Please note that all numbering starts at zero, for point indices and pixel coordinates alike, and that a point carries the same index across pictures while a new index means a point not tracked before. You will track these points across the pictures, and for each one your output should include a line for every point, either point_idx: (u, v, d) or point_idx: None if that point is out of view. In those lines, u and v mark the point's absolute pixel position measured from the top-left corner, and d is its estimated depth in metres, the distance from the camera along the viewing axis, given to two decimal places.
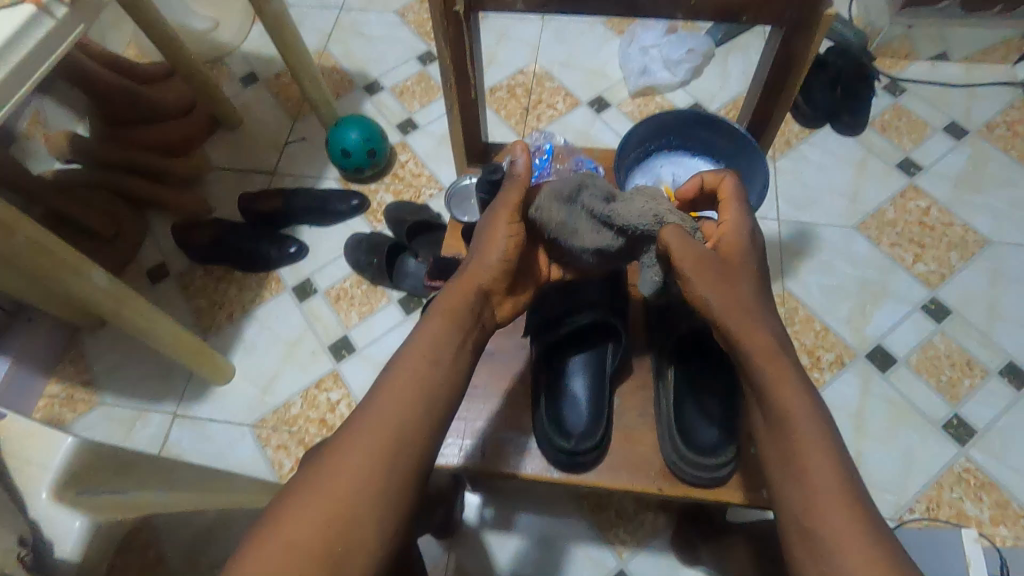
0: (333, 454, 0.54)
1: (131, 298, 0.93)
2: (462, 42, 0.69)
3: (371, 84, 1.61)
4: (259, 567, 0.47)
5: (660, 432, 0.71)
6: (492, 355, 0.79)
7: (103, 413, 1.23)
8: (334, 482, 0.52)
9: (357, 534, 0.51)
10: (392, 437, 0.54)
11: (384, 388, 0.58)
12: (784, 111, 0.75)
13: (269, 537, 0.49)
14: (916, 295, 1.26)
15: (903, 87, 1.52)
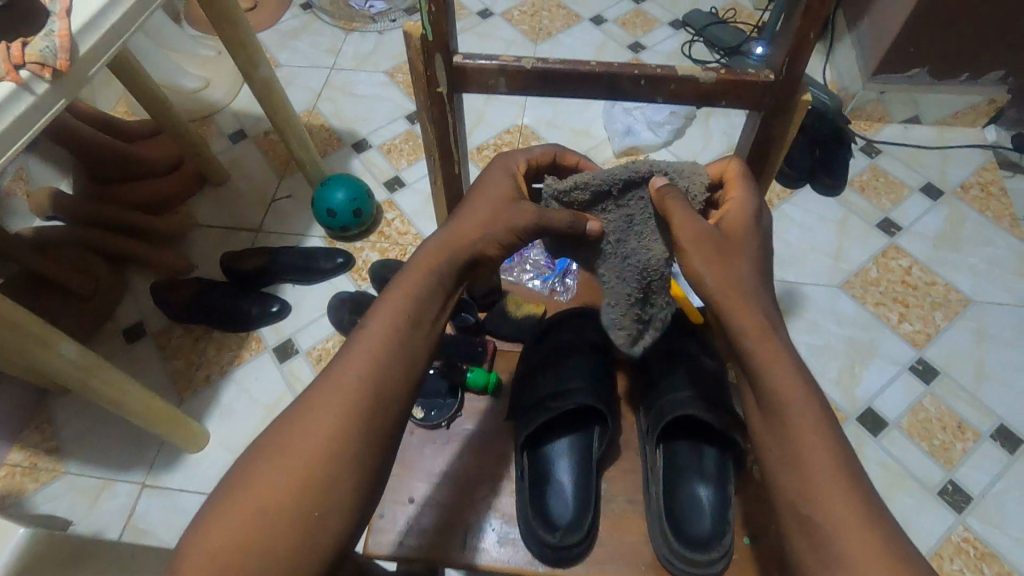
0: (298, 419, 0.54)
1: (99, 367, 0.89)
2: (446, 121, 0.69)
3: (359, 143, 1.63)
4: (224, 530, 0.49)
5: (649, 518, 0.68)
6: (473, 433, 0.75)
7: (67, 483, 1.17)
8: (299, 446, 0.53)
9: (325, 498, 0.51)
10: (355, 401, 0.54)
11: (347, 350, 0.57)
12: None
13: (236, 499, 0.50)
14: (904, 356, 1.25)
15: (878, 149, 1.56)
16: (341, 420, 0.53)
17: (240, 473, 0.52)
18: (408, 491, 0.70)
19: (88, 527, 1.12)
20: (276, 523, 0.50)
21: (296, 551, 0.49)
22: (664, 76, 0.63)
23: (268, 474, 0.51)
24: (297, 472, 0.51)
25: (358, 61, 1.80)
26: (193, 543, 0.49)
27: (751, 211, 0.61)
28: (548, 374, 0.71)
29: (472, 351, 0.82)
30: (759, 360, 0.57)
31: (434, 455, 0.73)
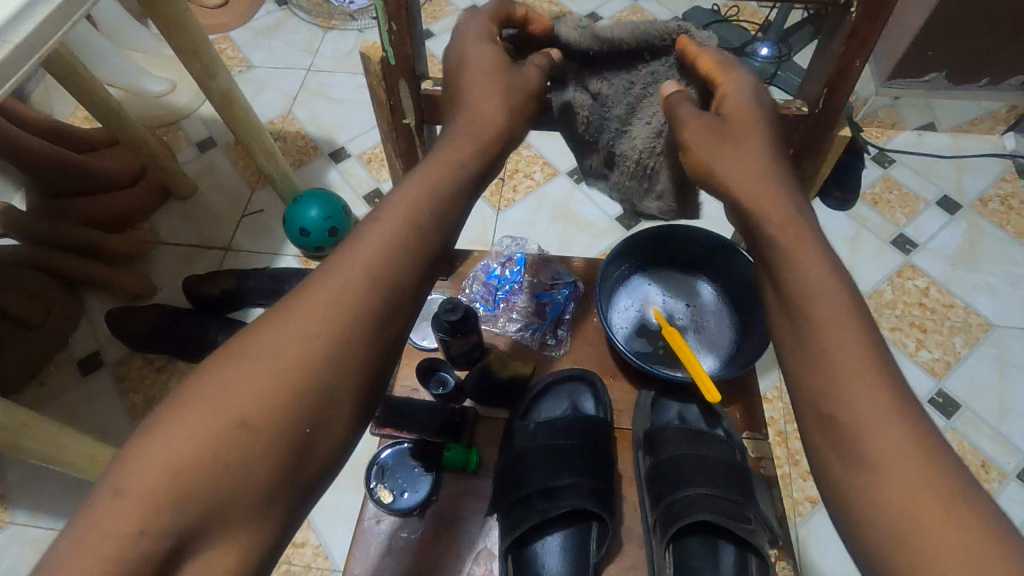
0: (285, 318, 0.45)
1: (28, 425, 0.79)
2: (415, 155, 0.60)
3: (337, 151, 1.52)
4: (191, 441, 0.39)
5: None
6: (450, 516, 0.64)
7: (13, 535, 1.06)
8: (286, 350, 0.44)
9: (318, 417, 0.44)
10: (360, 308, 0.46)
11: (351, 244, 0.48)
12: None
13: (206, 401, 0.41)
14: (922, 387, 1.17)
15: (891, 158, 1.46)
16: (343, 326, 0.45)
17: (205, 373, 0.43)
18: None
19: None
20: (253, 440, 0.41)
21: (274, 475, 0.42)
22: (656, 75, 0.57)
23: (244, 380, 0.42)
24: (282, 383, 0.43)
25: (336, 61, 1.68)
26: (138, 454, 0.39)
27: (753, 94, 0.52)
28: (542, 458, 0.62)
29: (446, 426, 0.68)
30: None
31: (403, 547, 0.62)
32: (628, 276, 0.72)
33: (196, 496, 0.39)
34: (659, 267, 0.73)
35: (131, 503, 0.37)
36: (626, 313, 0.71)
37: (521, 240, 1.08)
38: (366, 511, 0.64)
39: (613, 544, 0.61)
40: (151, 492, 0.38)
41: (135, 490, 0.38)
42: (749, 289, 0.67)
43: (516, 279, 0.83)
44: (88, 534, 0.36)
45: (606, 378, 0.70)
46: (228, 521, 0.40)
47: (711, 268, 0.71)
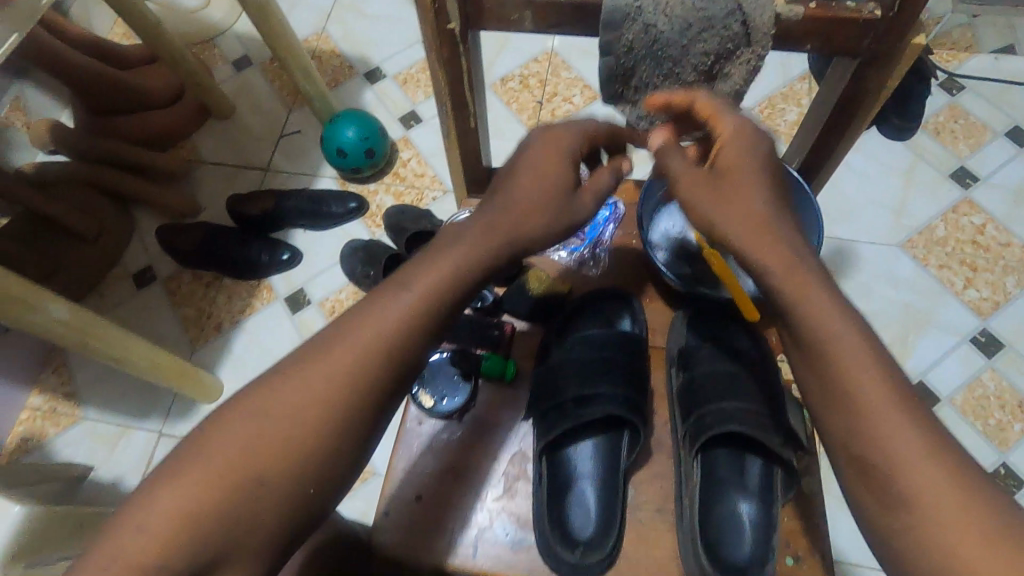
0: (301, 378, 0.49)
1: (95, 329, 0.85)
2: (459, 65, 0.59)
3: (373, 72, 1.48)
4: (198, 487, 0.45)
5: (680, 535, 0.60)
6: (486, 424, 0.67)
7: (85, 429, 1.17)
8: (291, 408, 0.48)
9: (321, 481, 0.49)
10: (368, 384, 0.50)
11: (366, 316, 0.52)
12: (845, 154, 0.65)
13: (216, 449, 0.46)
14: (966, 325, 1.14)
15: (960, 84, 1.35)
16: (351, 396, 0.50)
17: (228, 418, 0.48)
18: (414, 487, 0.64)
19: (108, 473, 1.13)
20: (261, 495, 0.46)
21: (276, 529, 0.47)
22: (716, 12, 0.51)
23: (255, 435, 0.47)
24: (297, 438, 0.48)
25: None
26: (157, 497, 0.45)
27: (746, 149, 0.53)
28: (577, 368, 0.65)
29: (485, 337, 0.72)
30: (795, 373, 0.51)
31: (442, 447, 0.66)
32: (670, 196, 0.73)
33: (207, 545, 0.44)
34: None
35: (152, 541, 0.43)
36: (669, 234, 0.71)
37: None
38: (408, 413, 0.67)
39: (641, 453, 0.64)
40: (168, 536, 0.43)
41: (156, 530, 0.43)
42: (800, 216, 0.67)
43: None
44: (114, 562, 0.42)
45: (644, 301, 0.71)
46: (237, 558, 0.46)
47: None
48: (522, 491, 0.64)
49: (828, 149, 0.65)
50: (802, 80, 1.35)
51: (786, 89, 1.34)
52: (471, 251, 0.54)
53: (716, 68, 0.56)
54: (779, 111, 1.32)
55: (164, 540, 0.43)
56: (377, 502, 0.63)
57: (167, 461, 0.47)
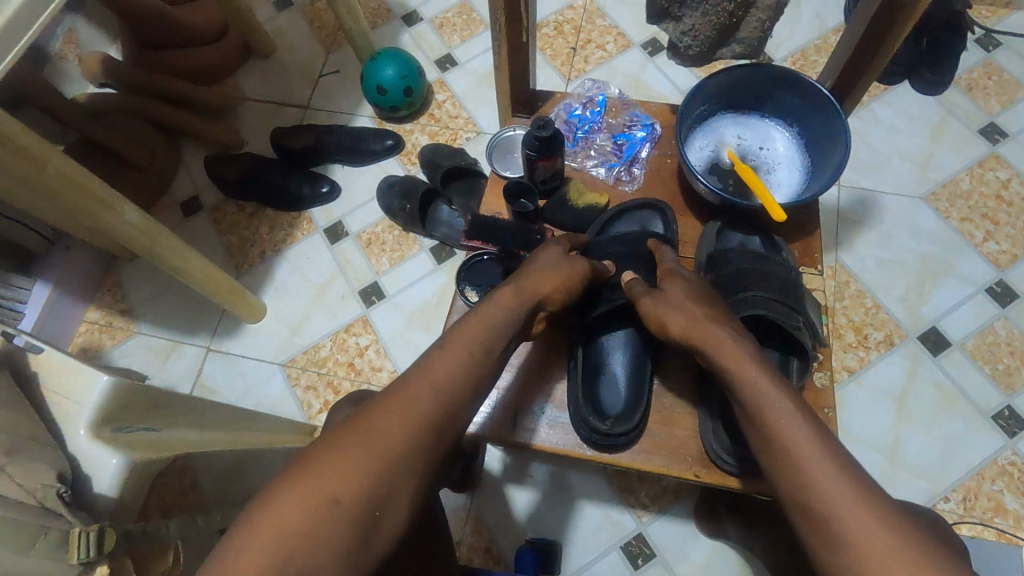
0: (379, 419, 0.53)
1: (161, 236, 0.91)
2: None
3: (410, 14, 1.51)
4: (288, 516, 0.47)
5: (702, 420, 0.71)
6: None
7: (140, 342, 1.26)
8: (370, 445, 0.52)
9: (386, 504, 0.51)
10: (427, 416, 0.55)
11: (422, 367, 0.58)
12: (875, 76, 0.69)
13: (302, 482, 0.49)
14: (982, 276, 1.17)
15: (997, 41, 1.35)
16: (412, 428, 0.54)
17: (312, 456, 0.51)
18: None
19: (162, 383, 1.22)
20: (337, 520, 0.48)
21: (349, 558, 0.48)
22: None
23: (342, 468, 0.50)
24: (376, 467, 0.51)
25: None
26: (248, 529, 0.47)
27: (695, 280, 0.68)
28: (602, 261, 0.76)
29: (527, 241, 0.80)
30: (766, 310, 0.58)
31: None
32: (706, 117, 0.78)
33: (290, 569, 0.46)
34: (742, 113, 0.78)
35: (244, 566, 0.45)
36: (702, 153, 0.77)
37: (600, 88, 1.11)
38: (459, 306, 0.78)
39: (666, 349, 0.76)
40: (255, 561, 0.45)
41: (248, 556, 0.45)
42: (824, 133, 0.72)
43: (597, 120, 0.91)
44: None
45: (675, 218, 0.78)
46: None
47: (794, 112, 0.75)
48: (560, 382, 0.76)
49: (859, 68, 0.69)
50: (837, 33, 1.35)
51: (820, 41, 1.35)
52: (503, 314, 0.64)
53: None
54: (812, 63, 1.33)
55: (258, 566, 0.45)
56: None
57: (251, 503, 0.50)
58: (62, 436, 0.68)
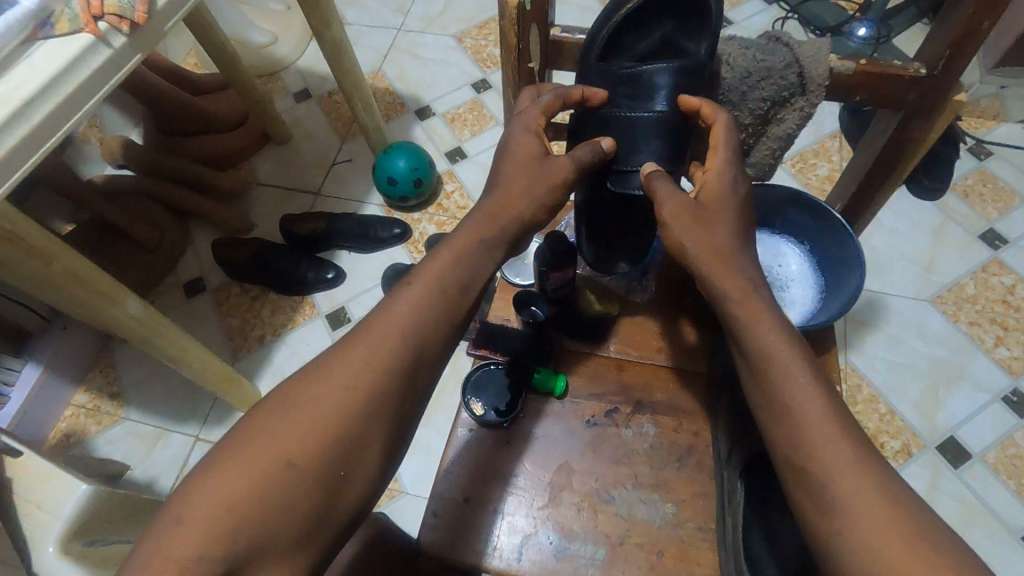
0: (339, 371, 0.55)
1: (161, 327, 0.90)
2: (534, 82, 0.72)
3: (423, 109, 1.58)
4: (247, 476, 0.50)
5: (722, 555, 0.64)
6: (541, 440, 0.73)
7: (126, 428, 1.21)
8: (330, 397, 0.54)
9: (350, 465, 0.54)
10: (390, 367, 0.56)
11: (386, 311, 0.59)
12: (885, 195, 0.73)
13: (262, 440, 0.52)
14: (996, 383, 1.14)
15: (989, 150, 1.40)
16: (372, 382, 0.55)
17: (272, 413, 0.54)
18: (462, 490, 0.70)
19: (143, 475, 1.16)
20: (298, 478, 0.51)
21: (310, 524, 0.52)
22: (763, 99, 0.66)
23: (301, 427, 0.53)
24: (339, 425, 0.54)
25: (427, 22, 1.73)
26: (201, 490, 0.50)
27: (729, 178, 0.62)
28: (626, 87, 0.68)
29: (540, 348, 0.79)
30: (793, 432, 0.53)
31: (491, 450, 0.72)
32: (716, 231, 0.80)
33: (250, 530, 0.49)
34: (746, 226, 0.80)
35: (194, 534, 0.47)
36: None
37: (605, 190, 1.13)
38: (460, 419, 0.75)
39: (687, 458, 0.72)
40: (209, 526, 0.48)
41: (203, 518, 0.48)
42: (829, 232, 0.73)
43: None
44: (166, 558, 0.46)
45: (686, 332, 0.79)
46: (275, 549, 0.50)
47: (803, 231, 0.77)
48: (568, 505, 0.69)
49: (868, 193, 0.74)
50: (833, 138, 1.41)
51: (816, 146, 1.40)
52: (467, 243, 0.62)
53: (771, 114, 0.69)
54: (811, 166, 1.37)
55: (219, 525, 0.48)
56: (427, 503, 0.69)
57: (205, 463, 0.52)
58: (27, 551, 0.63)
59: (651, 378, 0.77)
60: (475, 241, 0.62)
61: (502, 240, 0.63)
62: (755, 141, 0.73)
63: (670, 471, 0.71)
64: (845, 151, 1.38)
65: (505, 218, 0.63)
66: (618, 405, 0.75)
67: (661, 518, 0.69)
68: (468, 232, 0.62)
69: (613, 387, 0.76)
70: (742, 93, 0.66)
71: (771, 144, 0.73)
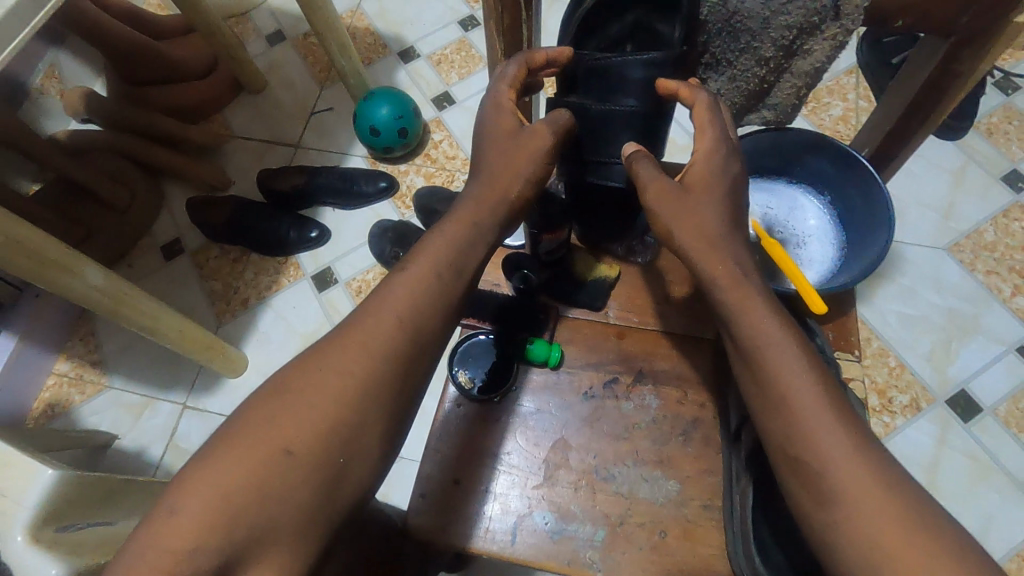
0: (333, 360, 0.53)
1: (128, 296, 0.84)
2: (517, 19, 0.65)
3: (406, 50, 1.46)
4: (240, 468, 0.47)
5: (729, 537, 0.64)
6: (533, 415, 0.74)
7: (112, 397, 1.17)
8: (326, 386, 0.52)
9: (350, 450, 0.52)
10: (387, 352, 0.54)
11: (380, 298, 0.57)
12: (929, 126, 0.67)
13: (255, 433, 0.49)
14: (1012, 334, 1.10)
15: (1018, 84, 1.29)
16: (370, 368, 0.53)
17: (263, 403, 0.52)
18: (453, 471, 0.71)
19: (133, 443, 1.13)
20: (296, 466, 0.49)
21: (311, 515, 0.49)
22: (788, 25, 0.57)
23: (298, 416, 0.51)
24: (336, 412, 0.52)
25: None
26: (191, 482, 0.47)
27: (715, 157, 0.59)
28: (596, 76, 0.62)
29: (529, 317, 0.78)
30: (798, 411, 0.52)
31: (481, 432, 0.73)
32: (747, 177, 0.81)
33: (247, 519, 0.46)
34: (769, 178, 0.82)
35: (187, 525, 0.45)
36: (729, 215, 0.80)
37: None
38: (448, 394, 0.74)
39: (688, 433, 0.71)
40: (203, 518, 0.45)
41: (194, 513, 0.45)
42: (852, 183, 0.74)
43: None
44: (158, 553, 0.43)
45: (687, 306, 0.77)
46: (271, 537, 0.47)
47: (828, 185, 0.79)
48: (564, 486, 0.69)
49: (912, 121, 0.67)
50: (849, 75, 1.30)
51: (832, 83, 1.30)
52: (457, 221, 0.60)
53: (796, 43, 0.60)
54: (824, 106, 1.28)
55: (213, 518, 0.45)
56: (414, 485, 0.69)
57: (197, 454, 0.49)
58: None
59: (652, 346, 0.76)
60: (466, 226, 0.60)
61: (489, 219, 0.61)
62: (776, 76, 0.64)
63: (675, 446, 0.70)
64: (862, 88, 1.28)
65: (493, 202, 0.61)
66: (618, 376, 0.74)
67: (665, 497, 0.68)
68: (454, 223, 0.60)
69: (612, 356, 0.76)
70: (761, 22, 0.57)
71: (798, 78, 0.64)
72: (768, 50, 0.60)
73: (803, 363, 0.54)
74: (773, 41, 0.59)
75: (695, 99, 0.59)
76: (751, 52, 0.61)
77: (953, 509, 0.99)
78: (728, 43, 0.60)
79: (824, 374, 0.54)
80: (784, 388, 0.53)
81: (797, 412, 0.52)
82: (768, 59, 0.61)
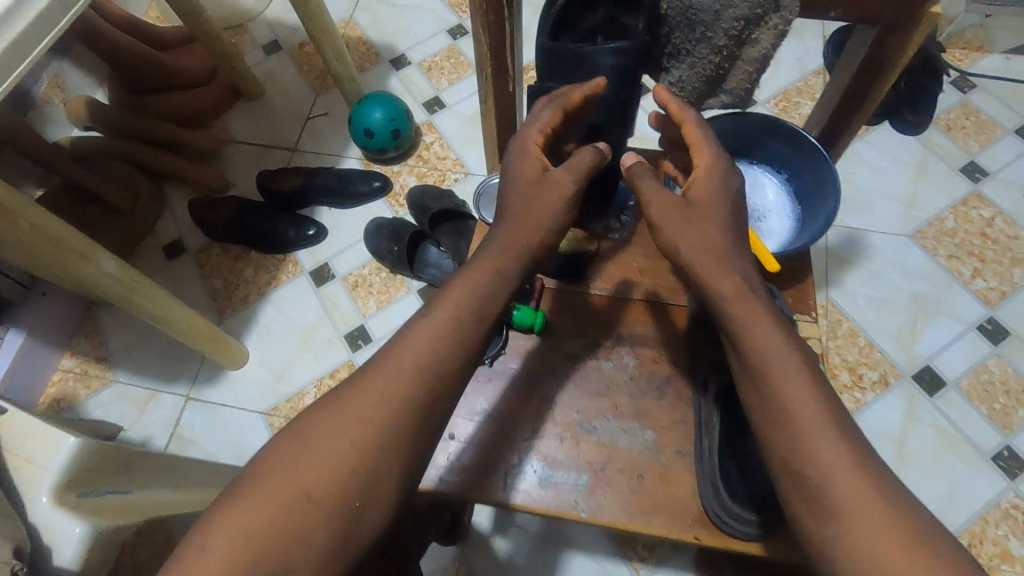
0: (353, 408, 0.56)
1: (139, 284, 0.89)
2: (500, 17, 0.72)
3: (398, 58, 1.53)
4: (262, 509, 0.50)
5: (700, 480, 0.70)
6: (520, 374, 0.79)
7: (117, 391, 1.21)
8: (345, 433, 0.55)
9: (367, 496, 0.54)
10: (401, 375, 0.57)
11: (399, 339, 0.60)
12: (870, 106, 0.74)
13: (279, 478, 0.52)
14: (972, 313, 1.17)
15: (973, 82, 1.38)
16: (388, 415, 0.56)
17: (287, 447, 0.55)
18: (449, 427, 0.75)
19: (138, 434, 1.17)
20: (315, 511, 0.52)
21: (328, 558, 0.52)
22: (736, 15, 0.64)
23: (318, 463, 0.53)
24: (353, 455, 0.54)
25: None
26: (218, 522, 0.50)
27: (714, 171, 0.66)
28: (572, 66, 0.69)
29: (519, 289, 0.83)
30: (756, 357, 0.59)
31: (474, 390, 0.78)
32: None
33: (267, 560, 0.49)
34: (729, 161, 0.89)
35: (214, 563, 0.48)
36: None
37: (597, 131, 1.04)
38: None
39: (663, 389, 0.77)
40: (228, 558, 0.48)
41: (218, 553, 0.48)
42: (804, 158, 0.82)
43: None
44: None
45: (663, 280, 0.83)
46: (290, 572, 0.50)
47: (784, 164, 0.86)
48: (550, 436, 0.75)
49: (855, 104, 0.74)
50: (816, 75, 1.38)
51: (800, 83, 1.38)
52: None
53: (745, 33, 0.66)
54: (794, 104, 1.36)
55: (237, 556, 0.48)
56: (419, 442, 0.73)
57: (227, 491, 0.53)
58: (22, 504, 0.63)
59: (630, 317, 0.82)
60: None
61: None
62: (732, 65, 0.71)
63: (650, 400, 0.76)
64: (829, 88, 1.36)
65: None
66: (598, 341, 0.81)
67: (642, 445, 0.74)
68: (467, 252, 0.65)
69: (594, 327, 0.82)
70: (712, 12, 0.64)
71: (750, 64, 0.70)
72: (720, 40, 0.67)
73: (761, 315, 0.60)
74: (724, 32, 0.65)
75: (685, 115, 0.67)
76: (706, 41, 0.67)
77: (920, 476, 1.05)
78: (686, 33, 0.67)
79: (779, 325, 0.61)
80: (775, 383, 0.57)
81: (775, 382, 0.58)
82: (721, 48, 0.67)
